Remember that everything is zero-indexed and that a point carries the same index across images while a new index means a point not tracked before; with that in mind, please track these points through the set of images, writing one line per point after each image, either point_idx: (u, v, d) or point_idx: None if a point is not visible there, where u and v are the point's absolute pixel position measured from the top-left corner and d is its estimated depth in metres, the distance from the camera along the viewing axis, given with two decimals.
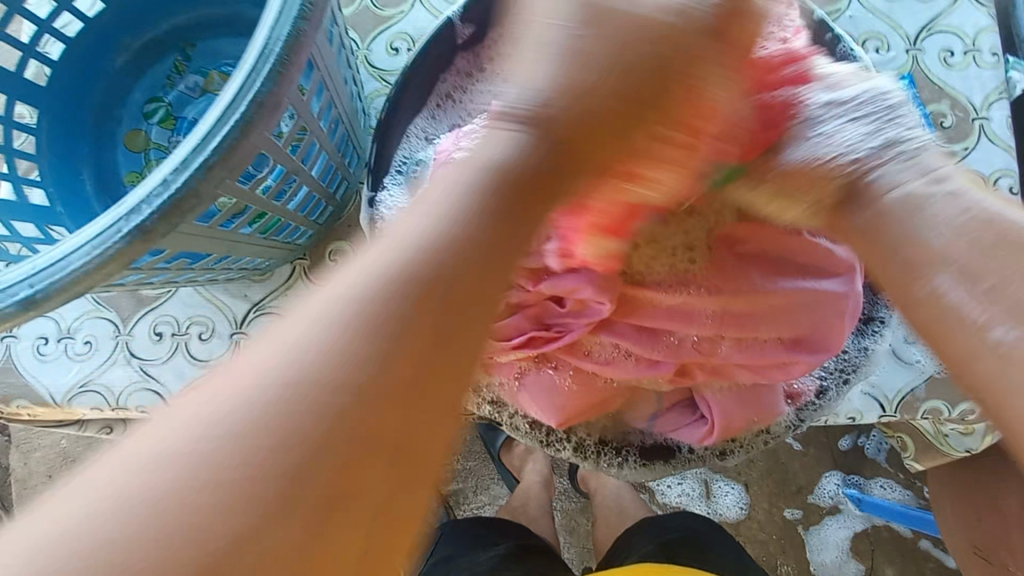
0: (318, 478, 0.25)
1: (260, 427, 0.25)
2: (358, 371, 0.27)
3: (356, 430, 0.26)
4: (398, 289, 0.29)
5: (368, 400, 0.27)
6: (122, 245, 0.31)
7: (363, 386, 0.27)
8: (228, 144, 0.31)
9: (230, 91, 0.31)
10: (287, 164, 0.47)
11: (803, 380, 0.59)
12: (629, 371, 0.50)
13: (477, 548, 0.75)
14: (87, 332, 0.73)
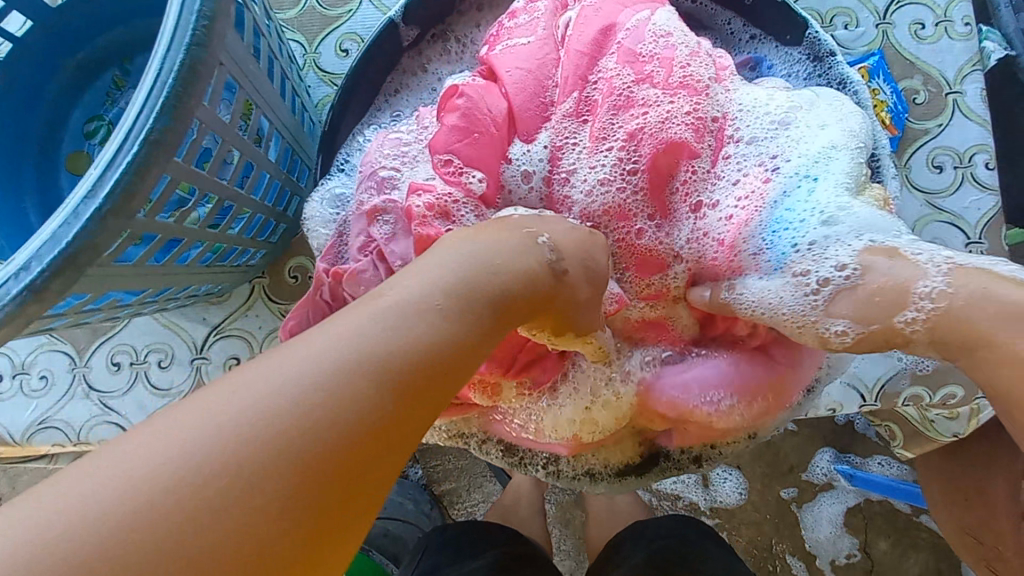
0: (263, 500, 0.25)
1: (197, 445, 0.25)
2: (315, 375, 0.27)
3: (320, 464, 0.26)
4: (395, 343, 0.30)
5: (360, 429, 0.27)
6: (15, 307, 0.28)
7: (344, 431, 0.27)
8: (123, 188, 0.29)
9: (120, 129, 0.29)
10: (219, 191, 0.44)
11: None
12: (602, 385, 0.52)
13: (463, 556, 0.74)
14: (42, 366, 0.70)
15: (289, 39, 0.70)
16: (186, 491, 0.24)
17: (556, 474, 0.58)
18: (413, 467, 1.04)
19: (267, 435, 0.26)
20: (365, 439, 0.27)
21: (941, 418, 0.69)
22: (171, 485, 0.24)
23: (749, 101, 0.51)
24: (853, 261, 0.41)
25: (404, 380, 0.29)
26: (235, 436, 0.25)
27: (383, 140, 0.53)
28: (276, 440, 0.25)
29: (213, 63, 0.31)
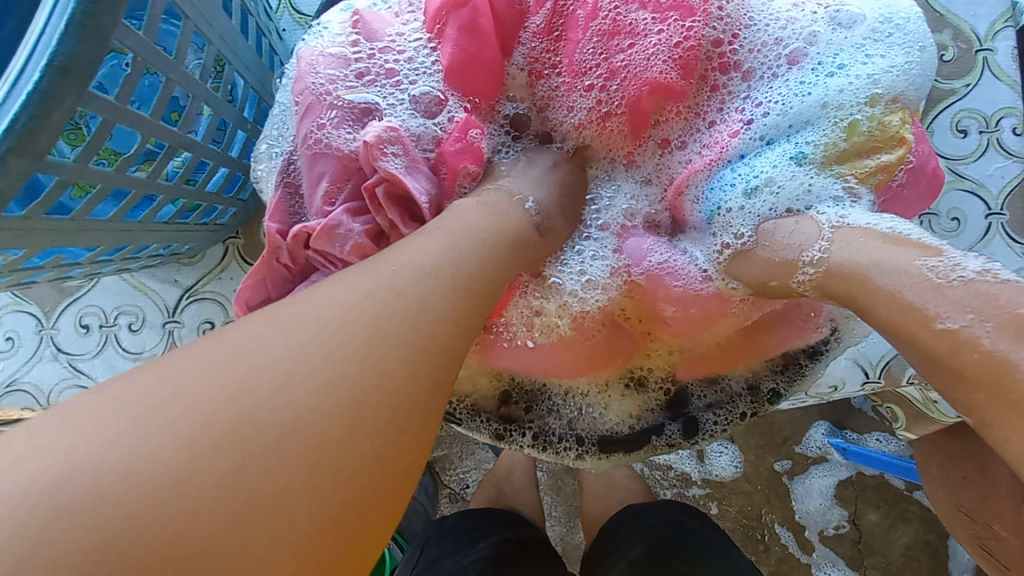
0: (306, 461, 0.26)
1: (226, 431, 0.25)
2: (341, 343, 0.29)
3: (347, 439, 0.27)
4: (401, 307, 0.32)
5: (392, 392, 0.29)
6: None
7: (379, 392, 0.28)
8: (26, 123, 0.24)
9: (18, 53, 0.24)
10: (168, 139, 0.40)
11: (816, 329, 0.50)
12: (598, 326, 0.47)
13: (463, 547, 0.71)
14: (7, 327, 0.67)
15: None
16: (211, 465, 0.24)
17: (545, 443, 0.52)
18: None
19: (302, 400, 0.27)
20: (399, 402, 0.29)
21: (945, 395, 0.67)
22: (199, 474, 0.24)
23: (766, 16, 0.47)
24: (751, 232, 0.44)
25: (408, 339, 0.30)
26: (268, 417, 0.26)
27: (318, 58, 0.45)
28: (320, 401, 0.27)
29: None
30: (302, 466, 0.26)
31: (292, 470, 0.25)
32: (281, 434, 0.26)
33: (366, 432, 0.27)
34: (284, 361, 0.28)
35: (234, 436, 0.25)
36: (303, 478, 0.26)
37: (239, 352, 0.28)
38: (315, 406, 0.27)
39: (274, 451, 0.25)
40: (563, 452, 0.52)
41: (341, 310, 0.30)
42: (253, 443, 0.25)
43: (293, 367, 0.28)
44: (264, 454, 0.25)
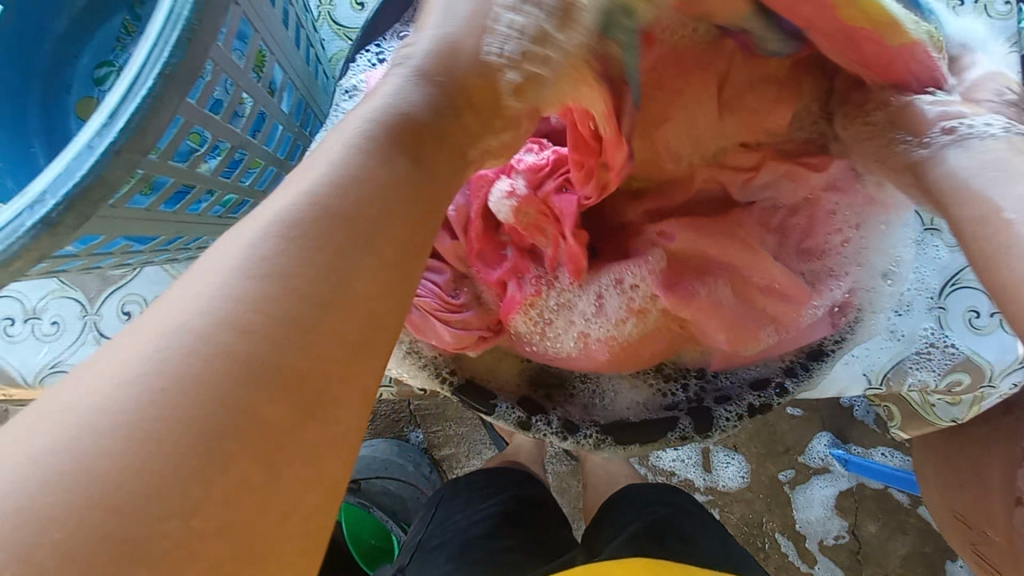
0: (216, 448, 0.23)
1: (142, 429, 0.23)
2: (239, 312, 0.26)
3: (260, 411, 0.25)
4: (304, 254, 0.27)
5: (293, 348, 0.26)
6: (29, 240, 0.28)
7: (287, 348, 0.26)
8: (138, 122, 0.28)
9: (136, 62, 0.28)
10: (230, 139, 0.44)
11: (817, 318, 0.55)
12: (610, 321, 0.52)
13: (473, 503, 0.75)
14: (53, 312, 0.71)
15: None
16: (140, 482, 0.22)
17: (565, 430, 0.56)
18: (416, 432, 1.04)
19: (209, 372, 0.24)
20: (311, 349, 0.26)
21: (943, 404, 0.69)
22: (160, 459, 0.23)
23: None
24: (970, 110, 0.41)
25: (324, 279, 0.27)
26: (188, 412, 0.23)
27: (385, 79, 0.50)
28: (233, 374, 0.25)
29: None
30: (218, 452, 0.23)
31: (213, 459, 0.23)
32: (197, 423, 0.23)
33: (287, 391, 0.25)
34: (184, 339, 0.25)
35: (158, 427, 0.23)
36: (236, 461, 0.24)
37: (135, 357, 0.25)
38: (228, 384, 0.24)
39: (206, 440, 0.23)
40: (583, 442, 0.55)
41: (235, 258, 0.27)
42: (170, 441, 0.23)
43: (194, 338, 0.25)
44: (190, 452, 0.23)
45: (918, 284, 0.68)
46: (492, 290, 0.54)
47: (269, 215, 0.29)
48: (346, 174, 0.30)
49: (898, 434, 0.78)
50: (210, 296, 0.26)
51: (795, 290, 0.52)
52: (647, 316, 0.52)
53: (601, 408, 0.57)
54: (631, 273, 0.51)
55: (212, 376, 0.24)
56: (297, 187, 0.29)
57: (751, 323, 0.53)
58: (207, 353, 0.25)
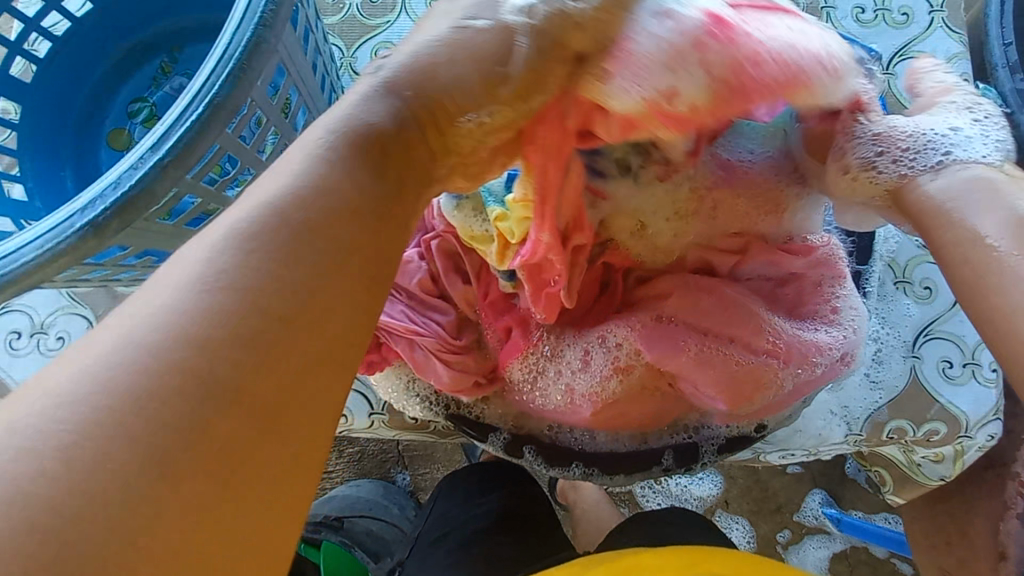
0: (171, 460, 0.26)
1: (168, 371, 0.27)
2: (226, 333, 0.28)
3: (232, 436, 0.27)
4: (328, 196, 0.32)
5: (241, 375, 0.28)
6: (75, 240, 0.32)
7: (237, 370, 0.28)
8: (185, 143, 0.33)
9: (190, 92, 0.33)
10: (256, 167, 0.48)
11: (824, 360, 0.53)
12: (602, 374, 0.52)
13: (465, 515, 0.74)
14: (59, 328, 0.72)
15: (329, 42, 0.75)
16: (141, 454, 0.26)
17: (553, 462, 0.58)
18: (402, 472, 1.02)
19: (173, 371, 0.27)
20: (247, 370, 0.28)
21: (928, 462, 0.70)
22: (110, 469, 0.25)
23: None
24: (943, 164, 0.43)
25: (270, 313, 0.29)
26: (175, 382, 0.27)
27: None
28: (196, 382, 0.27)
29: (275, 43, 0.35)
30: (184, 472, 0.26)
31: (196, 478, 0.26)
32: (147, 434, 0.26)
33: (241, 409, 0.28)
34: (168, 329, 0.28)
35: (145, 428, 0.26)
36: (218, 474, 0.27)
37: (107, 373, 0.26)
38: (202, 384, 0.27)
39: (167, 446, 0.26)
40: (571, 472, 0.57)
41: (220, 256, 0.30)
42: (151, 439, 0.26)
43: (158, 348, 0.27)
44: (155, 456, 0.26)
45: (897, 332, 0.71)
46: (496, 335, 0.55)
47: (215, 227, 0.31)
48: (283, 197, 0.31)
49: (893, 498, 0.76)
50: (171, 312, 0.28)
51: (790, 345, 0.52)
52: (631, 373, 0.52)
53: (590, 445, 0.57)
54: (614, 332, 0.52)
55: (170, 379, 0.27)
56: (249, 206, 0.31)
57: (754, 358, 0.51)
58: (186, 353, 0.27)
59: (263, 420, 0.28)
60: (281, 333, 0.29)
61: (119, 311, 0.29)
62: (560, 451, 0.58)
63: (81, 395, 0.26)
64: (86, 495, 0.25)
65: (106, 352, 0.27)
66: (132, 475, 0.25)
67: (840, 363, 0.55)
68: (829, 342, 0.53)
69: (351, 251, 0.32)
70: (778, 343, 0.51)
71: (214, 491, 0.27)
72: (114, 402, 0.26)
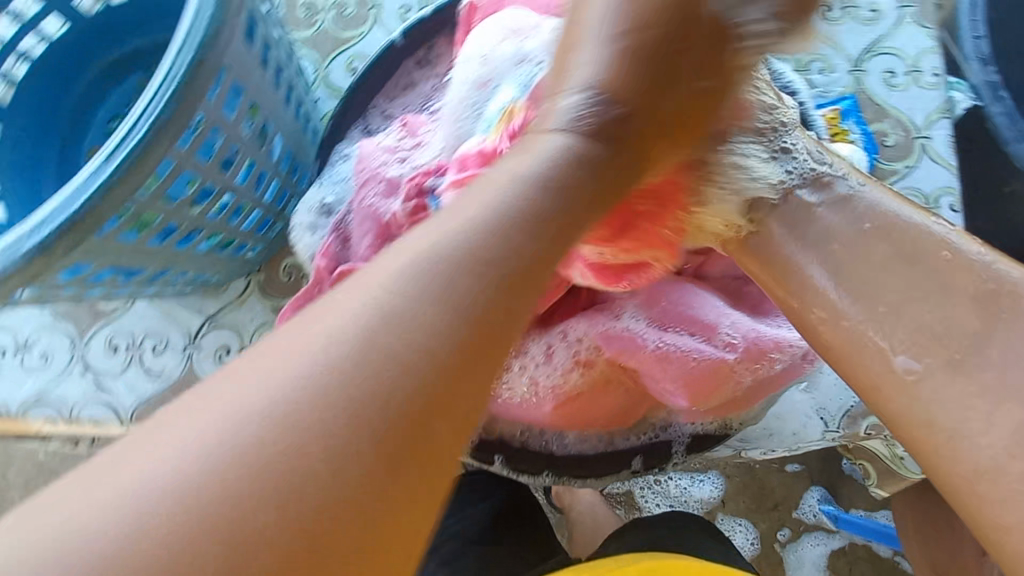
0: (347, 490, 0.24)
1: (342, 387, 0.25)
2: (370, 375, 0.26)
3: (367, 474, 0.25)
4: (512, 236, 0.30)
5: (399, 411, 0.26)
6: (24, 261, 0.33)
7: (389, 399, 0.26)
8: (129, 163, 0.34)
9: (133, 114, 0.34)
10: (219, 182, 0.49)
11: (786, 357, 0.52)
12: (559, 369, 0.52)
13: (455, 518, 0.74)
14: (42, 345, 0.73)
15: (302, 56, 0.76)
16: (255, 481, 0.23)
17: (521, 469, 0.58)
18: None
19: (296, 416, 0.25)
20: (408, 417, 0.26)
21: (911, 456, 0.69)
22: (275, 474, 0.24)
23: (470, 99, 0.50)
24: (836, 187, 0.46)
25: (457, 363, 0.27)
26: (361, 373, 0.26)
27: (374, 141, 0.56)
28: (362, 424, 0.25)
29: (217, 62, 0.36)
30: (315, 521, 0.23)
31: (319, 525, 0.23)
32: (306, 464, 0.24)
33: (391, 463, 0.25)
34: (325, 349, 0.26)
35: (278, 449, 0.24)
36: (372, 537, 0.24)
37: (298, 358, 0.26)
38: (341, 420, 0.25)
39: (307, 480, 0.24)
40: (541, 476, 0.58)
41: (459, 266, 0.29)
42: (279, 472, 0.24)
43: (326, 370, 0.26)
44: (281, 490, 0.23)
45: None
46: None
47: (411, 242, 0.30)
48: (493, 225, 0.30)
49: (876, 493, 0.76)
50: (316, 327, 0.27)
51: (755, 344, 0.51)
52: (593, 368, 0.53)
53: (558, 446, 0.58)
54: (577, 327, 0.52)
55: (329, 402, 0.25)
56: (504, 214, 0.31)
57: (713, 353, 0.50)
58: (327, 385, 0.25)
59: (406, 459, 0.25)
60: (460, 371, 0.27)
61: (330, 297, 0.29)
62: (530, 456, 0.58)
63: (248, 409, 0.25)
64: (279, 496, 0.23)
65: (279, 372, 0.26)
66: (277, 502, 0.23)
67: (811, 362, 0.55)
68: (793, 340, 0.52)
69: (510, 303, 0.29)
70: (738, 345, 0.51)
71: (329, 553, 0.23)
72: (268, 421, 0.24)
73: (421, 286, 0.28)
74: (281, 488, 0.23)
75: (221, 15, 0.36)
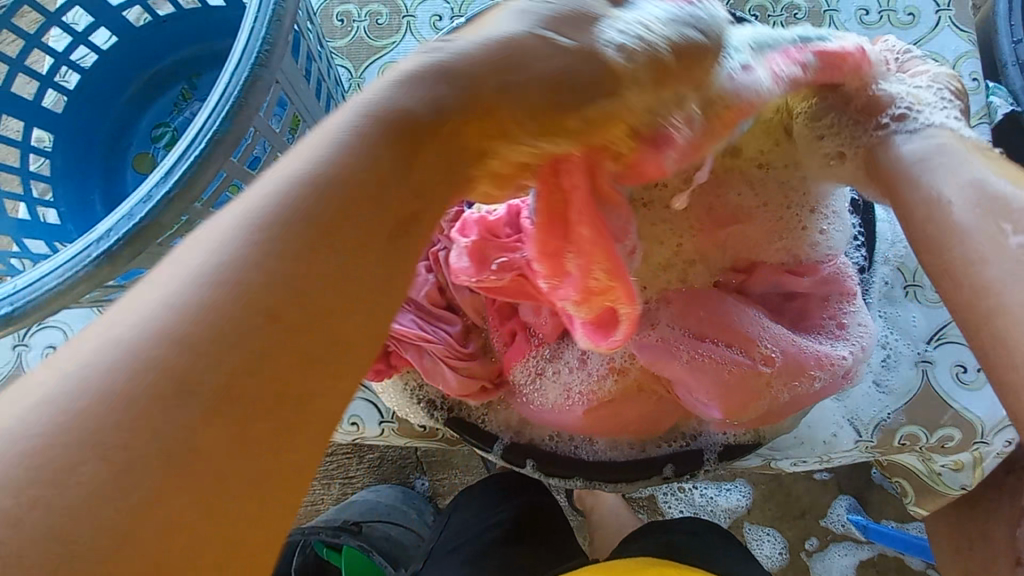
0: (188, 447, 0.27)
1: (210, 338, 0.28)
2: (208, 321, 0.28)
3: (208, 422, 0.27)
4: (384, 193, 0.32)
5: (213, 376, 0.28)
6: (92, 267, 0.35)
7: (215, 362, 0.28)
8: (188, 177, 0.36)
9: (192, 130, 0.36)
10: None
11: (824, 374, 0.53)
12: (595, 379, 0.54)
13: (481, 518, 0.76)
14: None
15: (338, 64, 0.78)
16: (128, 418, 0.26)
17: (552, 472, 0.59)
18: (420, 478, 1.04)
19: (164, 362, 0.27)
20: (252, 366, 0.29)
21: (948, 470, 0.68)
22: (147, 419, 0.27)
23: None
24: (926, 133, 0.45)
25: (278, 322, 0.29)
26: (174, 334, 0.28)
27: None
28: (228, 377, 0.28)
29: (269, 79, 0.38)
30: (162, 464, 0.26)
31: (188, 461, 0.27)
32: (165, 403, 0.27)
33: (220, 423, 0.28)
34: (179, 304, 0.28)
35: (145, 385, 0.27)
36: (226, 468, 0.28)
37: (177, 316, 0.28)
38: (168, 361, 0.27)
39: (155, 411, 0.27)
40: (571, 480, 0.58)
41: (262, 215, 0.30)
42: (152, 408, 0.27)
43: (181, 317, 0.28)
44: (159, 438, 0.27)
45: (905, 336, 0.71)
46: (501, 340, 0.57)
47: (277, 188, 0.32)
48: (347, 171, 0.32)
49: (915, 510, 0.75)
50: (191, 280, 0.29)
51: (791, 355, 0.51)
52: (628, 374, 0.54)
53: (588, 451, 0.59)
54: None
55: (164, 352, 0.28)
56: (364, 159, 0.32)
57: (748, 364, 0.51)
58: (187, 332, 0.28)
59: (240, 411, 0.28)
60: (240, 328, 0.29)
61: (202, 239, 0.30)
62: (561, 459, 0.59)
63: (127, 360, 0.27)
64: (124, 436, 0.26)
65: (148, 320, 0.28)
66: (139, 440, 0.26)
67: (850, 373, 0.55)
68: (833, 356, 0.53)
69: (343, 248, 0.31)
70: (776, 357, 0.51)
71: (191, 492, 0.27)
72: (136, 365, 0.27)
73: (266, 243, 0.30)
74: (138, 422, 0.26)
75: (274, 35, 0.38)
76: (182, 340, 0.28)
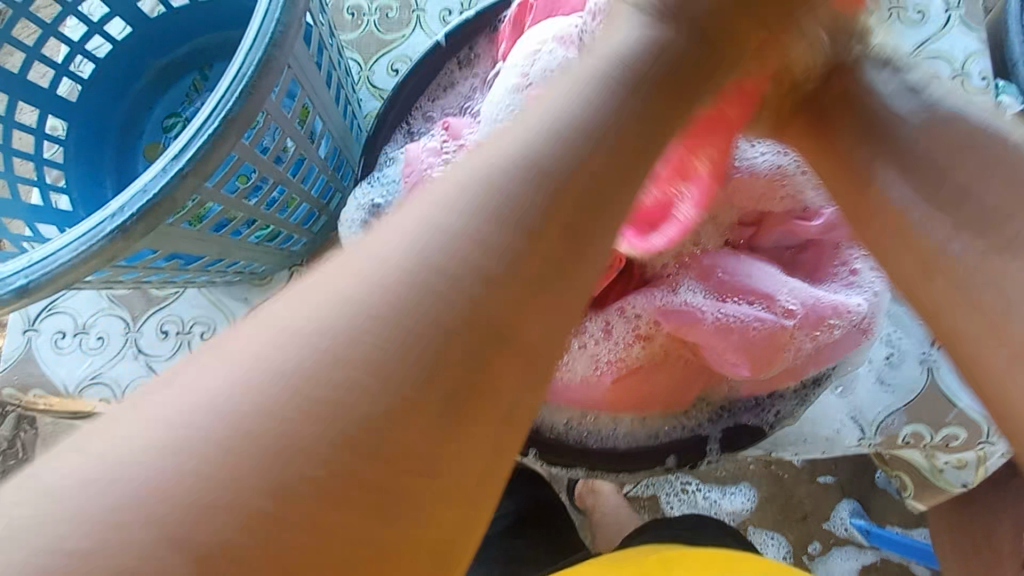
0: (333, 497, 0.23)
1: (350, 376, 0.25)
2: (332, 358, 0.25)
3: (338, 480, 0.24)
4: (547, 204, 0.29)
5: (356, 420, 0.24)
6: (105, 242, 0.35)
7: (362, 409, 0.24)
8: (201, 155, 0.36)
9: (206, 109, 0.36)
10: (273, 175, 0.51)
11: (844, 325, 0.52)
12: (616, 351, 0.54)
13: None
14: (100, 328, 0.78)
15: (347, 57, 0.79)
16: (225, 464, 0.23)
17: (555, 460, 0.59)
18: None
19: (289, 409, 0.24)
20: (402, 417, 0.25)
21: (952, 468, 0.68)
22: (244, 464, 0.23)
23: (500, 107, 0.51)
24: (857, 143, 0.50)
25: (441, 369, 0.25)
26: (310, 372, 0.24)
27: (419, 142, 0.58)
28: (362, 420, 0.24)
29: (283, 60, 0.38)
30: (316, 529, 0.23)
31: (335, 518, 0.23)
32: (315, 460, 0.23)
33: (378, 477, 0.24)
34: (315, 341, 0.25)
35: (277, 442, 0.23)
36: (374, 534, 0.24)
37: (292, 344, 0.25)
38: (324, 415, 0.24)
39: (292, 477, 0.23)
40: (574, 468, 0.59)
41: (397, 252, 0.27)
42: (296, 472, 0.23)
43: (324, 356, 0.25)
44: (300, 495, 0.23)
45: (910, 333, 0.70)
46: None
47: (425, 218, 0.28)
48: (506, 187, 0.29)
49: (916, 506, 0.74)
50: (334, 321, 0.25)
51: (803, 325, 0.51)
52: (653, 340, 0.54)
53: (596, 441, 0.59)
54: (635, 302, 0.52)
55: (310, 397, 0.24)
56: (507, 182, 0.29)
57: (774, 320, 0.50)
58: (327, 368, 0.25)
59: (396, 471, 0.24)
60: (395, 373, 0.25)
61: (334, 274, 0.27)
62: (564, 448, 0.59)
63: (219, 402, 0.24)
64: (256, 502, 0.22)
65: (293, 361, 0.25)
66: (263, 496, 0.23)
67: (865, 333, 0.55)
68: (851, 305, 0.53)
69: (525, 281, 0.27)
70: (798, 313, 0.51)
71: (357, 559, 0.23)
72: (276, 413, 0.24)
73: (412, 273, 0.27)
74: (272, 487, 0.23)
75: (288, 17, 0.38)
76: (325, 381, 0.24)
